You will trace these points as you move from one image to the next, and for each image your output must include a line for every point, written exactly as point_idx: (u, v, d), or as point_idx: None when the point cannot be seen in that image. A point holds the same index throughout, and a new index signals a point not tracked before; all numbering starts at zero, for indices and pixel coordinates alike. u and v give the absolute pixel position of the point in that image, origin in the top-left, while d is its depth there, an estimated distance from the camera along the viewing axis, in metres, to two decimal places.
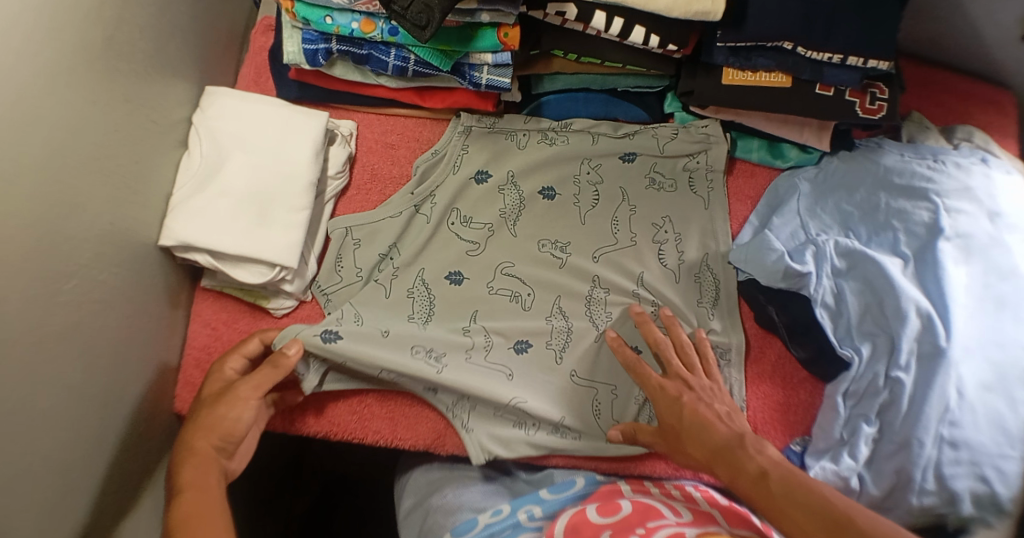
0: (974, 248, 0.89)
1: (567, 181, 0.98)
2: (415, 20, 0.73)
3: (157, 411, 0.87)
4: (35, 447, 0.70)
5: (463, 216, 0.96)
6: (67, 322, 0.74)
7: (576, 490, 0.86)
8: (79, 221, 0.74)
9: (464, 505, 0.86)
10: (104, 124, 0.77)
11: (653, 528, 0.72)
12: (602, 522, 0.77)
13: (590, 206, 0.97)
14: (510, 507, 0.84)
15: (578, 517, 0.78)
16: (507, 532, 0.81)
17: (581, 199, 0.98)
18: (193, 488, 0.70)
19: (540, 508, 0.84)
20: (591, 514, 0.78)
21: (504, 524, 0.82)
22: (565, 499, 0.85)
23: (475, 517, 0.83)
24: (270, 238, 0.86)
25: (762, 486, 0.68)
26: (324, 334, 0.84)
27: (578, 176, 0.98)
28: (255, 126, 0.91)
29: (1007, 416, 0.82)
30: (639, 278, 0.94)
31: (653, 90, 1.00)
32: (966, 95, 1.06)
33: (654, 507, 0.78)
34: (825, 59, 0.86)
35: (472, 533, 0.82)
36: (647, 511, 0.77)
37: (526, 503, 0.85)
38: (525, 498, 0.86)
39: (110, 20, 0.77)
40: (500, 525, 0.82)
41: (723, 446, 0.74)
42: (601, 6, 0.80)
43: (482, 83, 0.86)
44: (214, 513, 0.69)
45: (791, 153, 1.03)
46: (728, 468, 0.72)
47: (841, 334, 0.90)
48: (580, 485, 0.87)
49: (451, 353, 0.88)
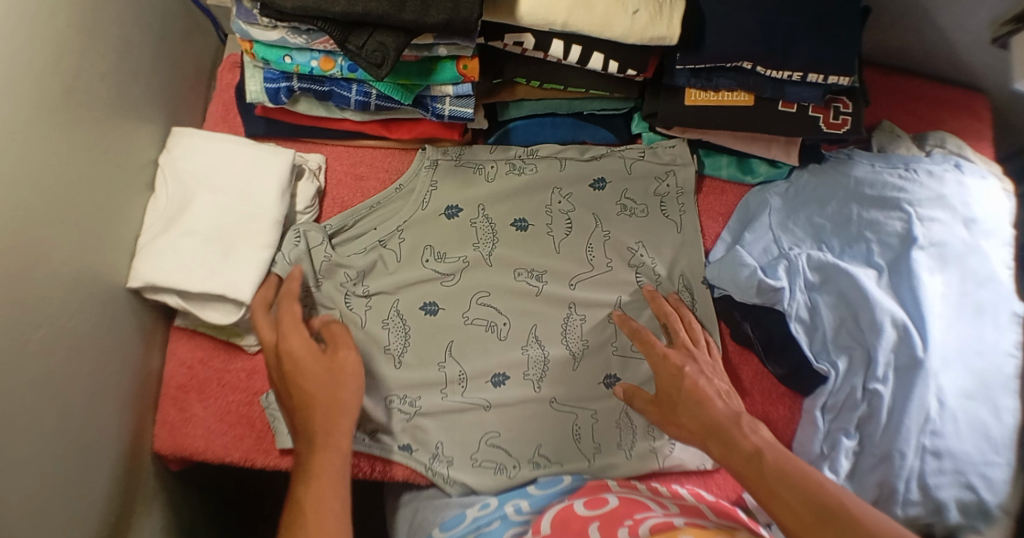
0: (949, 257, 0.89)
1: (540, 211, 0.98)
2: (371, 58, 0.73)
3: (136, 451, 0.87)
4: (14, 497, 0.70)
5: (437, 251, 0.95)
6: (40, 371, 0.74)
7: (564, 486, 0.85)
8: (46, 271, 0.75)
9: (453, 501, 0.87)
10: (68, 170, 0.77)
11: (640, 520, 0.70)
12: (589, 514, 0.75)
13: (564, 235, 0.97)
14: (498, 500, 0.86)
15: (565, 512, 0.77)
16: (494, 524, 0.82)
17: (555, 228, 0.97)
18: (319, 474, 0.70)
19: (528, 501, 0.85)
20: (579, 509, 0.77)
21: (491, 517, 0.84)
22: (552, 495, 0.85)
23: (463, 512, 0.85)
24: (237, 276, 0.86)
25: (754, 466, 0.67)
26: None
27: (550, 206, 0.98)
28: (220, 166, 0.91)
29: (991, 423, 0.83)
30: (615, 306, 0.94)
31: (618, 113, 1.01)
32: (935, 103, 1.06)
33: (641, 502, 0.76)
34: (786, 77, 0.86)
35: (460, 528, 0.83)
36: (634, 505, 0.75)
37: (513, 498, 0.86)
38: (512, 492, 0.87)
39: (69, 71, 0.78)
40: (487, 519, 0.83)
41: (720, 425, 0.73)
42: (558, 35, 0.81)
43: (445, 114, 0.87)
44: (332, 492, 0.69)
45: (760, 169, 1.02)
46: (720, 447, 0.72)
47: (818, 348, 0.90)
48: (568, 481, 0.86)
49: (427, 393, 0.90)
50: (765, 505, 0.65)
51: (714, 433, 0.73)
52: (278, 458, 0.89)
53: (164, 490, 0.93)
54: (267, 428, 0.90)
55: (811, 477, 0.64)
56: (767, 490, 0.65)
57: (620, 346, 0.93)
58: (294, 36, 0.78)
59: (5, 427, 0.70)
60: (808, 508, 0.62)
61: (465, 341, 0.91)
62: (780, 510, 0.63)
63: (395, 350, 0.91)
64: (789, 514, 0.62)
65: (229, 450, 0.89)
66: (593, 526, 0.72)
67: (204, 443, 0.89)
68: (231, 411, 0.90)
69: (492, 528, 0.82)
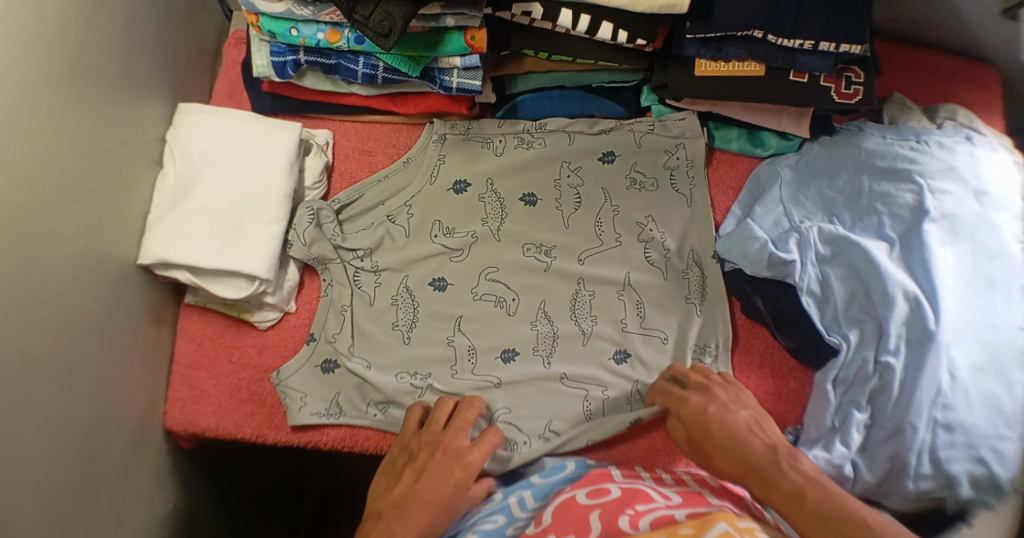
0: (961, 228, 0.88)
1: (548, 186, 0.97)
2: (378, 29, 0.72)
3: (148, 428, 0.88)
4: (23, 471, 0.71)
5: (445, 227, 0.95)
6: (49, 347, 0.74)
7: (567, 474, 0.84)
8: (54, 246, 0.75)
9: None
10: (74, 147, 0.77)
11: (642, 511, 0.72)
12: (590, 503, 0.75)
13: (573, 208, 0.97)
14: (501, 492, 0.83)
15: (566, 501, 0.76)
16: (495, 515, 0.79)
17: (564, 202, 0.97)
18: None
19: (531, 493, 0.82)
20: (580, 497, 0.76)
21: (492, 508, 0.81)
22: (555, 482, 0.83)
23: None
24: (245, 252, 0.86)
25: (796, 506, 0.71)
26: (323, 364, 0.90)
27: (559, 180, 0.98)
28: (227, 142, 0.91)
29: (1001, 396, 0.82)
30: (624, 282, 0.94)
31: (627, 85, 1.00)
32: (947, 74, 1.05)
33: (643, 490, 0.77)
34: (797, 46, 0.85)
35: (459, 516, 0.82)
36: (635, 493, 0.75)
37: (516, 488, 0.83)
38: (515, 485, 0.84)
39: (74, 47, 0.77)
40: (487, 508, 0.81)
41: (757, 462, 0.76)
42: (566, 4, 0.80)
43: (453, 87, 0.86)
44: None
45: (771, 141, 1.01)
46: (761, 484, 0.75)
47: (828, 321, 0.90)
48: (570, 469, 0.84)
49: (436, 369, 0.89)
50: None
51: (755, 472, 0.76)
52: (289, 434, 0.89)
53: (176, 467, 0.94)
54: (278, 405, 0.90)
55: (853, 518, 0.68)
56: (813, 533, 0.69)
57: (628, 319, 0.92)
58: (300, 8, 0.77)
59: (14, 402, 0.70)
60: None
61: (473, 318, 0.91)
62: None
63: (402, 327, 0.91)
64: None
65: (239, 426, 0.89)
66: (594, 514, 0.73)
67: (215, 420, 0.89)
68: (242, 387, 0.90)
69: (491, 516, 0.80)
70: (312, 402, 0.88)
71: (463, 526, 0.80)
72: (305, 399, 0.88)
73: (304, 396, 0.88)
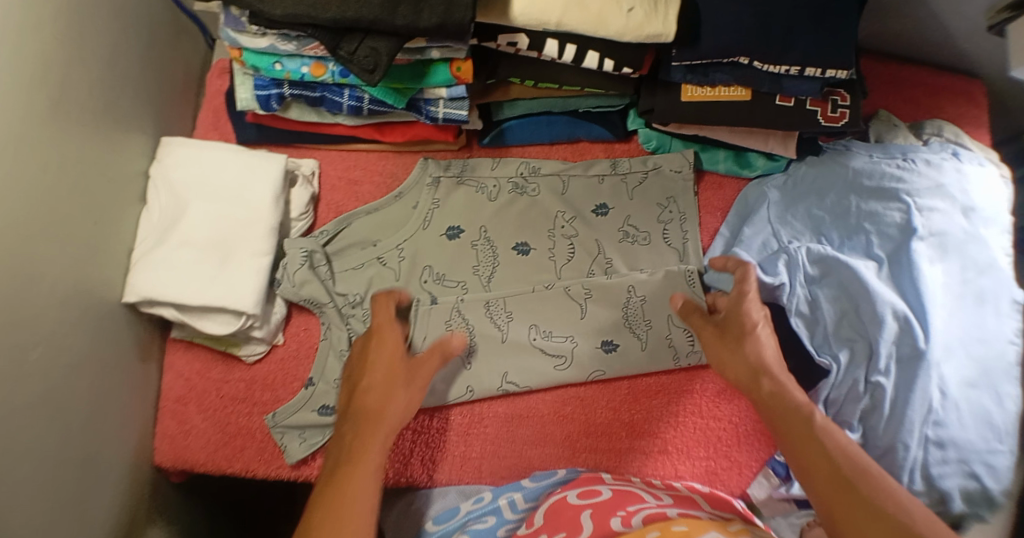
0: (949, 246, 0.89)
1: (542, 234, 0.96)
2: (364, 64, 0.72)
3: (138, 464, 0.87)
4: (17, 517, 0.70)
5: (436, 272, 0.93)
6: (38, 392, 0.73)
7: (558, 477, 0.86)
8: (41, 289, 0.74)
9: (451, 491, 0.89)
10: (57, 188, 0.76)
11: (633, 511, 0.73)
12: (581, 503, 0.77)
13: (567, 259, 0.95)
14: (492, 493, 0.86)
15: (557, 503, 0.78)
16: (486, 518, 0.83)
17: (557, 252, 0.96)
18: (359, 461, 0.71)
19: (521, 494, 0.85)
20: (571, 498, 0.78)
21: (484, 510, 0.84)
22: (545, 486, 0.85)
23: (457, 506, 0.87)
24: (230, 286, 0.85)
25: (836, 480, 0.67)
26: (321, 409, 0.87)
27: (553, 229, 0.96)
28: (210, 177, 0.90)
29: (993, 410, 0.83)
30: (628, 296, 0.92)
31: (614, 109, 0.99)
32: (931, 89, 1.06)
33: (635, 493, 0.78)
34: (784, 71, 0.85)
35: (454, 520, 0.85)
36: (626, 497, 0.77)
37: (506, 491, 0.86)
38: (507, 487, 0.88)
39: (55, 84, 0.76)
40: (480, 511, 0.84)
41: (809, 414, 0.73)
42: (553, 34, 0.80)
43: (439, 117, 0.86)
44: (364, 488, 0.69)
45: (758, 162, 1.02)
46: (774, 387, 0.76)
47: (819, 341, 0.89)
48: (562, 473, 0.87)
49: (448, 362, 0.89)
50: (789, 459, 0.72)
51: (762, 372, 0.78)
52: (281, 467, 0.88)
53: (166, 502, 0.93)
54: (268, 439, 0.88)
55: (837, 442, 0.70)
56: (802, 441, 0.71)
57: (635, 328, 0.92)
58: (283, 42, 0.76)
59: (3, 453, 0.69)
60: (835, 475, 0.68)
61: (471, 324, 0.90)
62: (811, 462, 0.70)
63: (462, 352, 0.90)
64: (818, 466, 0.69)
65: (230, 461, 0.88)
66: (585, 514, 0.74)
67: (205, 456, 0.88)
68: (231, 422, 0.89)
69: (481, 517, 0.83)
70: (311, 437, 0.87)
71: (455, 527, 0.84)
72: (303, 433, 0.87)
73: (302, 434, 0.87)
